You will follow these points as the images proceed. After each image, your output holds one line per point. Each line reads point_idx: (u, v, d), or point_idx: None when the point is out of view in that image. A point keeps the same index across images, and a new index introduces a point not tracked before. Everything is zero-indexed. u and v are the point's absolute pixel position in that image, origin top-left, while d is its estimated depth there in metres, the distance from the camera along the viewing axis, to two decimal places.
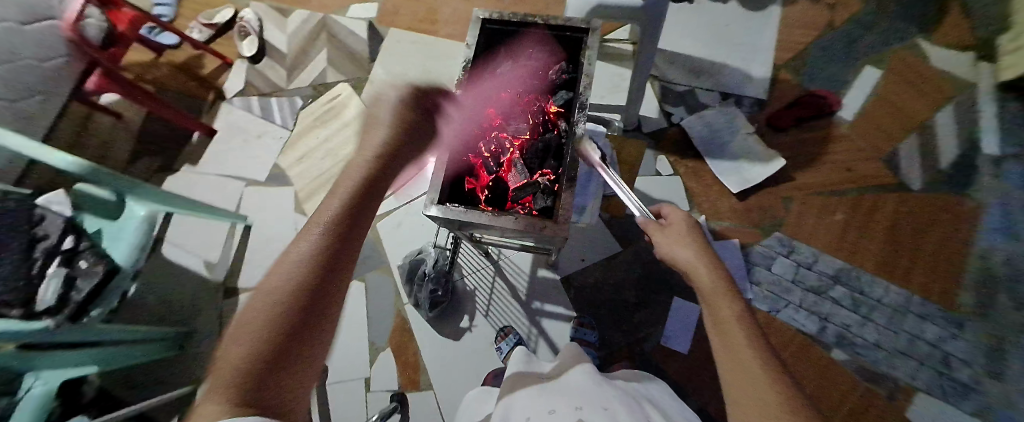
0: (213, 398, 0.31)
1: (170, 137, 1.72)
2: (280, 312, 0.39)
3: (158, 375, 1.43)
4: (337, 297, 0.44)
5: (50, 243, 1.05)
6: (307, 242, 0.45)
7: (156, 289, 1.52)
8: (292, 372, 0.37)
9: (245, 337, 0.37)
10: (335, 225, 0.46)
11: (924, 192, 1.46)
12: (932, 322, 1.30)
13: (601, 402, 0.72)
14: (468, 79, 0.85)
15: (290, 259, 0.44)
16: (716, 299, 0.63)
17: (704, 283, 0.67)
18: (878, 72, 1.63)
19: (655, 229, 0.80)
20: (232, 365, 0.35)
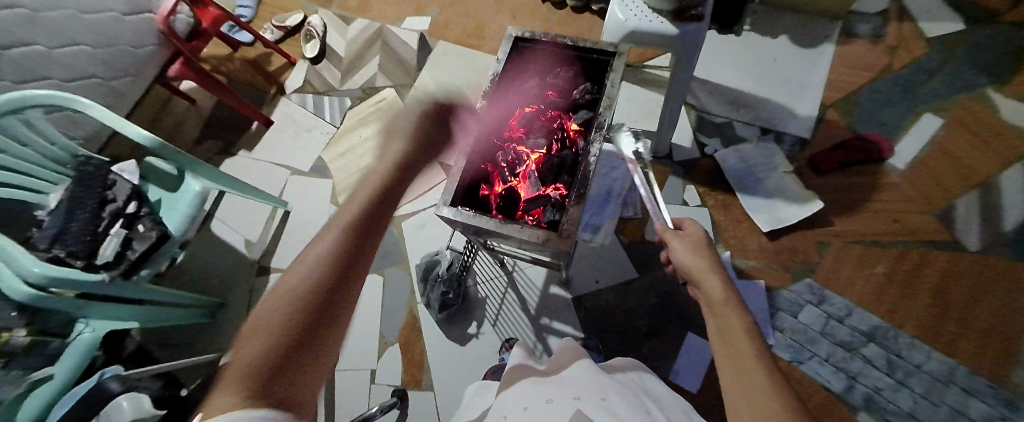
0: (223, 389, 0.35)
1: (232, 123, 1.89)
2: (288, 318, 0.42)
3: (189, 338, 1.55)
4: (343, 298, 0.48)
5: (117, 206, 1.18)
6: (314, 253, 0.49)
7: (200, 259, 1.66)
8: (296, 368, 0.41)
9: (253, 339, 0.40)
10: (343, 238, 0.51)
11: (981, 254, 1.33)
12: (980, 399, 1.17)
13: (599, 394, 0.70)
14: (494, 91, 0.90)
15: (296, 268, 0.48)
16: (725, 314, 0.62)
17: (714, 294, 0.66)
18: (938, 120, 1.53)
19: (671, 236, 0.79)
20: (242, 364, 0.37)
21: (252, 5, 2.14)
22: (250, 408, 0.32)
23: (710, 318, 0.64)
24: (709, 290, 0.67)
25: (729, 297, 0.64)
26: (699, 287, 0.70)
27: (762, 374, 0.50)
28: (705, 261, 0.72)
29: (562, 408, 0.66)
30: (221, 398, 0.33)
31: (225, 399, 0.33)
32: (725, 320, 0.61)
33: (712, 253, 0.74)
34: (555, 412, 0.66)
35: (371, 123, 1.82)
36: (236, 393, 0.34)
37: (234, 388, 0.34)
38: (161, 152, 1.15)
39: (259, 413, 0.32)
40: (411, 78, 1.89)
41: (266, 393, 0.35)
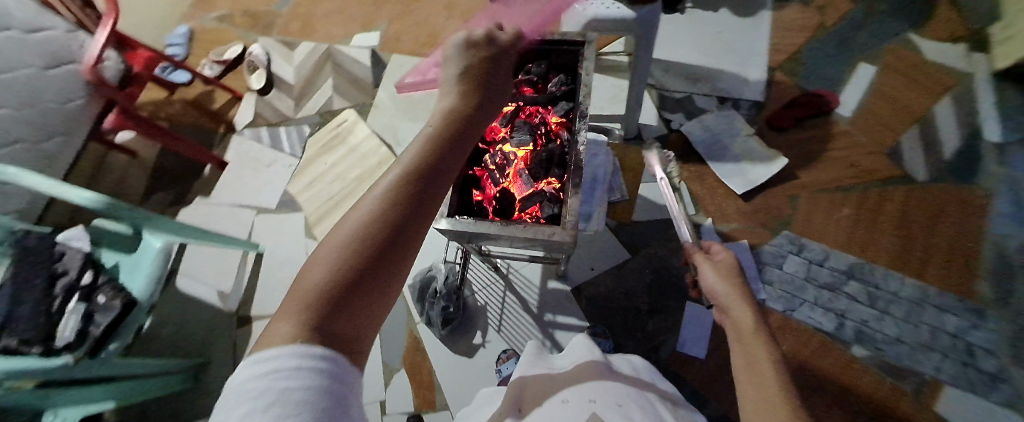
0: (279, 319, 0.31)
1: (182, 170, 1.76)
2: (358, 247, 0.37)
3: (173, 408, 1.42)
4: (415, 234, 0.42)
5: (70, 278, 1.08)
6: (381, 182, 0.43)
7: (170, 320, 1.53)
8: (360, 305, 0.35)
9: (317, 266, 0.35)
10: (409, 171, 0.44)
11: (930, 183, 1.46)
12: (952, 313, 1.29)
13: (615, 399, 0.71)
14: None
15: (365, 196, 0.42)
16: (752, 342, 0.69)
17: (739, 315, 0.77)
18: (873, 68, 1.66)
19: (704, 259, 0.95)
20: (306, 293, 0.33)
21: (184, 43, 2.01)
22: (307, 343, 0.28)
23: (738, 344, 0.71)
24: (740, 321, 0.75)
25: (755, 319, 0.74)
26: (728, 313, 0.80)
27: (774, 383, 0.58)
28: (733, 287, 0.84)
29: (579, 408, 0.68)
30: (278, 328, 0.30)
31: (280, 332, 0.29)
32: (752, 348, 0.68)
33: (742, 282, 0.86)
34: (574, 413, 0.67)
35: (336, 149, 1.75)
36: (295, 327, 0.30)
37: (292, 316, 0.31)
38: (113, 213, 1.06)
39: (315, 353, 0.28)
40: (370, 96, 1.84)
41: (328, 331, 0.31)
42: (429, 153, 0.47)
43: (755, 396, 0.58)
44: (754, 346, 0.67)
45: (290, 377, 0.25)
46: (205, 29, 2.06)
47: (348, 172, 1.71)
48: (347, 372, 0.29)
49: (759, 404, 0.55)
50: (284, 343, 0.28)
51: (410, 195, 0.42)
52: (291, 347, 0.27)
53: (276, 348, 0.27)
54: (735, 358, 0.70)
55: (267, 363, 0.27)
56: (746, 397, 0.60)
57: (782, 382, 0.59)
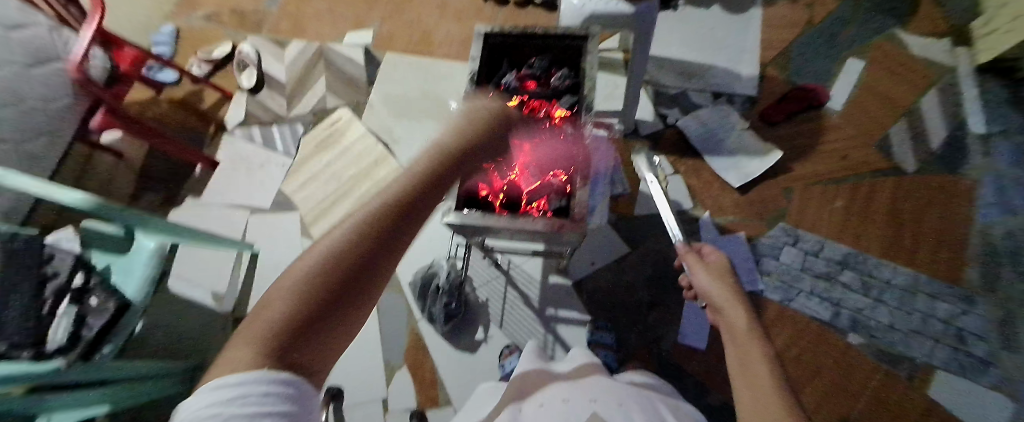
0: (233, 347, 0.30)
1: (172, 170, 1.71)
2: (322, 277, 0.36)
3: (168, 413, 1.39)
4: (385, 267, 0.41)
5: (60, 282, 1.05)
6: (358, 213, 0.41)
7: (163, 323, 1.49)
8: (323, 332, 0.35)
9: (279, 295, 0.34)
10: (388, 203, 0.42)
11: (917, 174, 1.50)
12: (943, 300, 1.33)
13: (616, 398, 0.73)
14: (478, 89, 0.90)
15: (338, 225, 0.40)
16: (745, 341, 0.77)
17: (731, 313, 0.87)
18: (861, 63, 1.69)
19: (696, 261, 1.04)
20: (264, 322, 0.32)
21: (172, 42, 1.96)
22: (268, 369, 0.28)
23: (733, 344, 0.79)
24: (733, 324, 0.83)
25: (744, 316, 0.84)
26: (723, 315, 0.89)
27: (765, 375, 0.66)
28: (726, 292, 0.93)
29: (580, 409, 0.70)
30: (233, 357, 0.29)
31: (241, 355, 0.29)
32: (746, 347, 0.75)
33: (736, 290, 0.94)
34: (574, 414, 0.69)
35: (331, 148, 1.73)
36: (257, 353, 0.29)
37: (251, 343, 0.30)
38: (105, 215, 1.03)
39: (277, 378, 0.28)
40: (364, 95, 1.82)
41: (291, 360, 0.31)
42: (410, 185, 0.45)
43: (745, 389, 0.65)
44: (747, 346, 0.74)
45: (255, 404, 0.25)
46: (192, 27, 2.02)
47: (343, 170, 1.68)
48: (303, 404, 0.29)
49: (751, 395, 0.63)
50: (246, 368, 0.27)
51: (385, 226, 0.41)
52: (251, 370, 0.27)
53: (238, 373, 0.27)
54: (730, 357, 0.77)
55: (222, 391, 0.26)
56: (739, 391, 0.67)
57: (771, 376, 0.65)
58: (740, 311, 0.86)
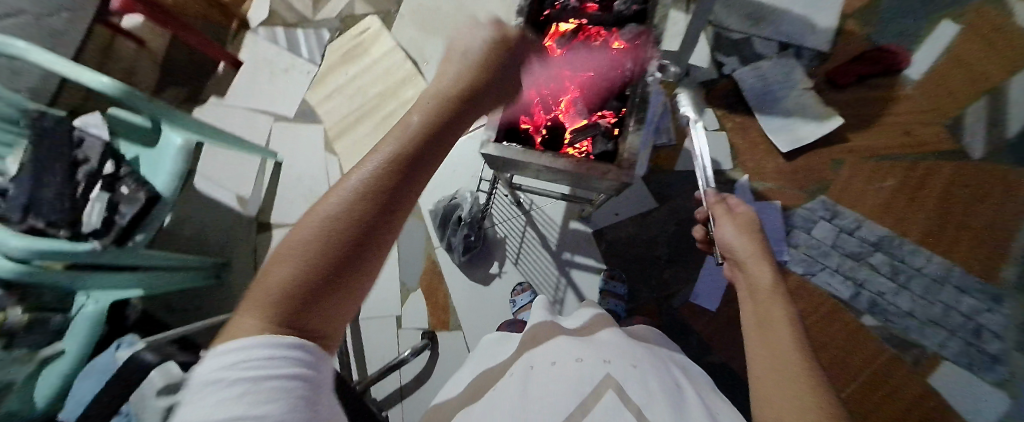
0: (245, 314, 0.32)
1: (195, 66, 1.65)
2: (329, 241, 0.34)
3: (198, 302, 1.48)
4: (389, 231, 0.38)
5: (91, 167, 1.05)
6: (360, 172, 0.38)
7: (191, 219, 1.54)
8: (329, 301, 0.34)
9: (286, 259, 0.34)
10: (390, 162, 0.39)
11: (984, 161, 1.37)
12: (970, 295, 1.29)
13: (630, 360, 0.72)
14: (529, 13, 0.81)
15: (341, 184, 0.38)
16: (770, 302, 0.65)
17: (752, 268, 0.72)
18: (954, 28, 1.46)
19: (722, 214, 0.85)
20: (273, 287, 0.33)
21: None
22: (277, 336, 0.30)
23: (752, 303, 0.68)
24: (757, 281, 0.70)
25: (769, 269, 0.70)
26: (744, 271, 0.74)
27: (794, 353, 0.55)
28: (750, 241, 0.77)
29: (592, 369, 0.68)
30: (247, 324, 0.31)
31: (249, 323, 0.31)
32: (768, 307, 0.65)
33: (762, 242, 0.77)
34: (586, 373, 0.67)
35: (356, 60, 1.63)
36: (262, 322, 0.31)
37: (257, 314, 0.31)
38: (130, 102, 0.98)
39: (287, 343, 0.30)
40: (394, 4, 1.66)
41: (298, 326, 0.32)
42: (413, 138, 0.41)
43: (768, 360, 0.56)
44: (770, 308, 0.64)
45: (262, 366, 0.27)
46: None
47: (368, 87, 1.60)
48: (317, 363, 0.32)
49: (775, 369, 0.54)
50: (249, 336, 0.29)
51: (389, 188, 0.38)
52: (262, 337, 0.29)
53: (244, 339, 0.29)
54: (748, 317, 0.68)
55: (235, 352, 0.28)
56: (759, 361, 0.58)
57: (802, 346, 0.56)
58: (768, 269, 0.71)
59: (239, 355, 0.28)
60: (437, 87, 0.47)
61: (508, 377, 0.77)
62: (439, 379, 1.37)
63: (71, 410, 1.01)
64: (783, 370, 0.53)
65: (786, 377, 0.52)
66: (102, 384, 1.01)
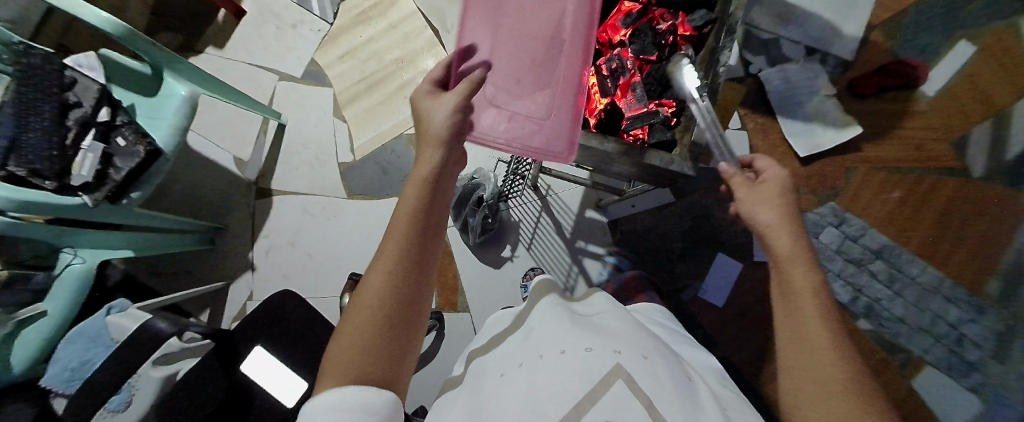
0: (325, 377, 0.40)
1: (190, 11, 1.50)
2: (380, 314, 0.42)
3: (188, 266, 1.40)
4: (421, 291, 0.46)
5: (84, 113, 0.94)
6: (388, 249, 0.46)
7: (183, 179, 1.42)
8: (391, 354, 0.42)
9: (351, 329, 0.42)
10: (408, 234, 0.46)
11: (983, 180, 1.43)
12: (957, 305, 1.37)
13: (641, 349, 0.60)
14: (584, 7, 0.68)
15: (379, 261, 0.45)
16: (801, 307, 0.47)
17: (782, 252, 0.53)
18: (973, 48, 1.48)
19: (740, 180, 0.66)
20: (342, 352, 0.41)
21: None
22: (352, 388, 0.38)
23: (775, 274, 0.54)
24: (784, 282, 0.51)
25: (800, 251, 0.53)
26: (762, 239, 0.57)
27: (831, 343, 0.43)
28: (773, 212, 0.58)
29: (596, 356, 0.57)
30: (328, 383, 0.39)
31: (331, 381, 0.39)
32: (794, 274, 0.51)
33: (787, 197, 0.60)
34: (590, 364, 0.56)
35: (372, 22, 1.53)
36: (343, 381, 0.38)
37: (336, 377, 0.39)
38: (131, 44, 0.89)
39: (355, 390, 0.37)
40: None
41: (371, 377, 0.40)
42: (420, 215, 0.48)
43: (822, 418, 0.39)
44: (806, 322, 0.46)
45: (330, 404, 0.36)
46: None
47: (384, 52, 1.51)
48: (386, 402, 0.39)
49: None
50: (335, 393, 0.37)
51: (414, 258, 0.46)
52: (337, 390, 0.37)
53: (328, 394, 0.37)
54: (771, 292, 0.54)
55: (322, 403, 0.37)
56: (803, 392, 0.42)
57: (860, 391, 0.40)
58: (796, 232, 0.55)
59: (325, 404, 0.36)
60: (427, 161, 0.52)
61: (514, 369, 0.63)
62: (445, 360, 1.36)
63: (59, 374, 0.95)
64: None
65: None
66: (110, 351, 0.97)
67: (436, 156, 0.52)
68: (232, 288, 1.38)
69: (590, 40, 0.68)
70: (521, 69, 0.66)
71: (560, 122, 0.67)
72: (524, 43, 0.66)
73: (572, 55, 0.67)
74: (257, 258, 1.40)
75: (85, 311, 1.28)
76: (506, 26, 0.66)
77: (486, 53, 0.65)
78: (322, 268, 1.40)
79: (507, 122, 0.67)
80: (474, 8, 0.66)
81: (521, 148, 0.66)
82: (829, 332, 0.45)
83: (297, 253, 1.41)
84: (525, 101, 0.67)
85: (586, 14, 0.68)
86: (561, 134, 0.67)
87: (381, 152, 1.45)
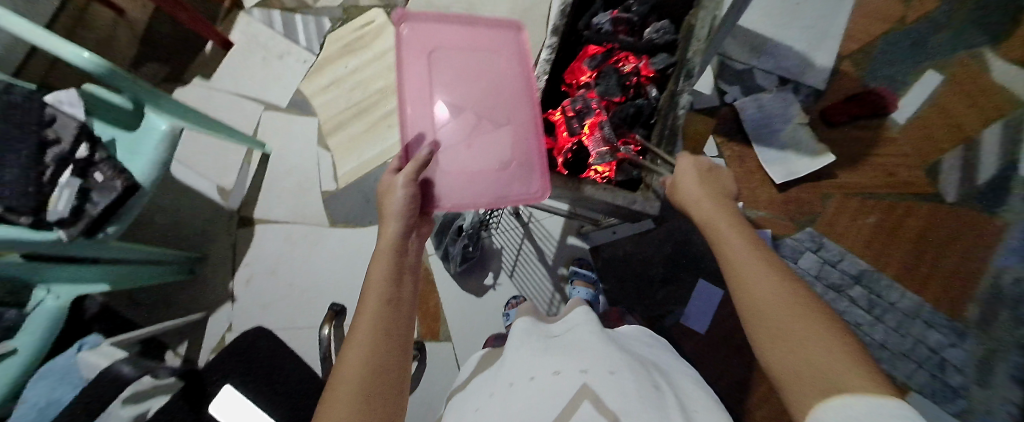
0: None
1: (178, 43, 1.53)
2: (363, 378, 0.46)
3: (166, 297, 1.39)
4: (398, 351, 0.51)
5: (62, 149, 0.94)
6: (363, 320, 0.52)
7: (166, 208, 1.43)
8: (380, 410, 0.45)
9: (337, 401, 0.44)
10: (382, 302, 0.53)
11: (956, 205, 1.45)
12: (937, 330, 1.38)
13: (608, 364, 0.56)
14: (517, 62, 0.74)
15: (355, 334, 0.50)
16: (749, 271, 0.52)
17: (720, 228, 0.59)
18: (940, 77, 1.53)
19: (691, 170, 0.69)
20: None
21: None
22: None
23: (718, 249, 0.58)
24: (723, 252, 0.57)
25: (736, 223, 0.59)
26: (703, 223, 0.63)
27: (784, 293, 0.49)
28: (706, 194, 0.65)
29: (563, 382, 0.55)
30: None
31: None
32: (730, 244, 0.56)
33: (714, 179, 0.68)
34: (558, 389, 0.54)
35: (357, 53, 1.56)
36: None
37: None
38: (114, 82, 0.90)
39: None
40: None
41: None
42: (391, 286, 0.56)
43: (797, 364, 0.44)
44: (749, 280, 0.51)
45: None
46: None
47: (369, 82, 1.54)
48: None
49: (815, 383, 0.41)
50: None
51: (389, 321, 0.52)
52: None
53: None
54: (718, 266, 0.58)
55: None
56: (784, 349, 0.45)
57: (823, 322, 0.45)
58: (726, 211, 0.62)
59: None
60: (388, 239, 0.61)
61: (487, 401, 0.61)
62: (426, 391, 1.34)
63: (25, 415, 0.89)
64: (830, 380, 0.40)
65: (847, 395, 0.38)
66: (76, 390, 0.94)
67: (396, 230, 0.61)
68: (213, 318, 1.37)
69: (531, 94, 0.73)
70: (470, 134, 0.70)
71: (526, 171, 0.72)
72: (466, 112, 0.70)
73: (516, 109, 0.72)
74: (237, 287, 1.40)
75: (59, 344, 1.26)
76: (445, 103, 0.70)
77: (432, 131, 0.69)
78: (303, 297, 1.39)
79: (468, 178, 0.70)
80: (411, 92, 0.70)
81: (494, 201, 0.71)
82: (778, 278, 0.50)
83: (278, 282, 1.40)
84: (484, 159, 0.71)
85: (519, 68, 0.74)
86: (532, 180, 0.71)
87: (365, 180, 1.46)
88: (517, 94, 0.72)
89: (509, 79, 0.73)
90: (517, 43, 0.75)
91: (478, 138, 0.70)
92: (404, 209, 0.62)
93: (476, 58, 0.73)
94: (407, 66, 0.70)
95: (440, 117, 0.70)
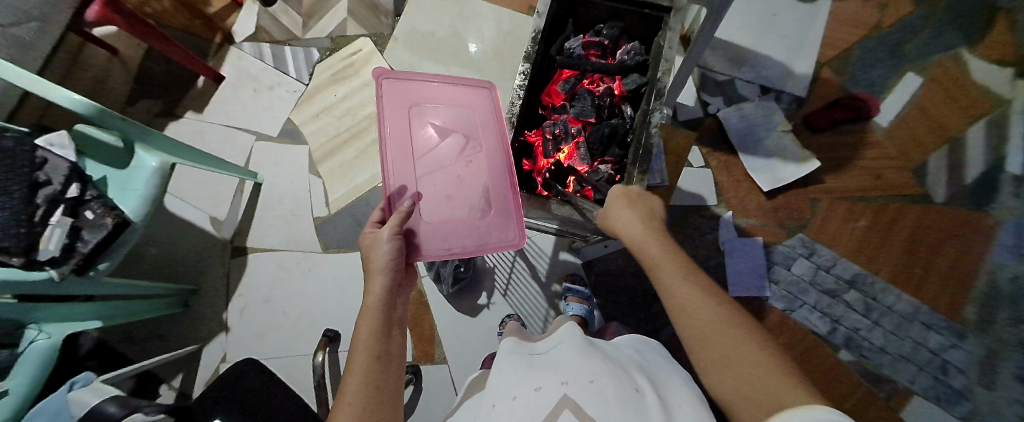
0: None
1: (171, 80, 1.57)
2: None
3: (160, 329, 1.38)
4: (387, 406, 0.52)
5: (53, 190, 0.95)
6: (350, 383, 0.53)
7: (160, 240, 1.43)
8: None
9: None
10: (370, 361, 0.55)
11: (946, 204, 1.46)
12: (937, 332, 1.36)
13: (587, 373, 0.56)
14: (492, 117, 0.85)
15: (344, 398, 0.51)
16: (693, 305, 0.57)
17: (655, 260, 0.65)
18: (919, 79, 1.56)
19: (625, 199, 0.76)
20: None
21: None
22: None
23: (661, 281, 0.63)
24: (665, 288, 0.62)
25: (671, 255, 0.65)
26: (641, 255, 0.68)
27: (726, 324, 0.54)
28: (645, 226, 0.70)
29: (545, 395, 0.53)
30: None
31: None
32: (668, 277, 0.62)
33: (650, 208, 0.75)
34: (539, 401, 0.53)
35: (346, 81, 1.60)
36: None
37: None
38: (102, 122, 0.93)
39: None
40: (386, 28, 1.66)
41: None
42: (376, 343, 0.57)
43: (744, 387, 0.47)
44: (697, 313, 0.56)
45: None
46: None
47: (358, 109, 1.58)
48: None
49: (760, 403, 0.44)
50: None
51: (375, 379, 0.54)
52: None
53: None
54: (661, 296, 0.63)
55: None
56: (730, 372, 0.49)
57: (767, 353, 0.50)
58: (659, 243, 0.67)
59: None
60: (374, 296, 0.62)
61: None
62: (422, 416, 1.31)
63: None
64: (774, 396, 0.44)
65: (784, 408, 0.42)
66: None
67: (381, 285, 0.63)
68: (207, 349, 1.37)
69: (505, 145, 0.83)
70: (449, 187, 0.78)
71: (501, 219, 0.80)
72: (446, 165, 0.79)
73: (490, 163, 0.81)
74: (231, 318, 1.39)
75: (52, 383, 1.25)
76: (426, 156, 0.78)
77: (413, 184, 0.76)
78: (297, 325, 1.39)
79: (448, 226, 0.77)
80: (392, 148, 0.77)
81: (474, 247, 0.78)
82: (714, 304, 0.57)
83: (272, 311, 1.40)
84: (463, 208, 0.79)
85: (494, 122, 0.84)
86: (508, 227, 0.80)
87: (357, 204, 1.48)
88: (492, 147, 0.82)
89: (484, 134, 0.83)
90: (488, 98, 0.87)
91: (457, 189, 0.79)
92: (390, 266, 0.65)
93: (454, 115, 0.83)
94: (389, 121, 0.78)
95: (419, 168, 0.78)
